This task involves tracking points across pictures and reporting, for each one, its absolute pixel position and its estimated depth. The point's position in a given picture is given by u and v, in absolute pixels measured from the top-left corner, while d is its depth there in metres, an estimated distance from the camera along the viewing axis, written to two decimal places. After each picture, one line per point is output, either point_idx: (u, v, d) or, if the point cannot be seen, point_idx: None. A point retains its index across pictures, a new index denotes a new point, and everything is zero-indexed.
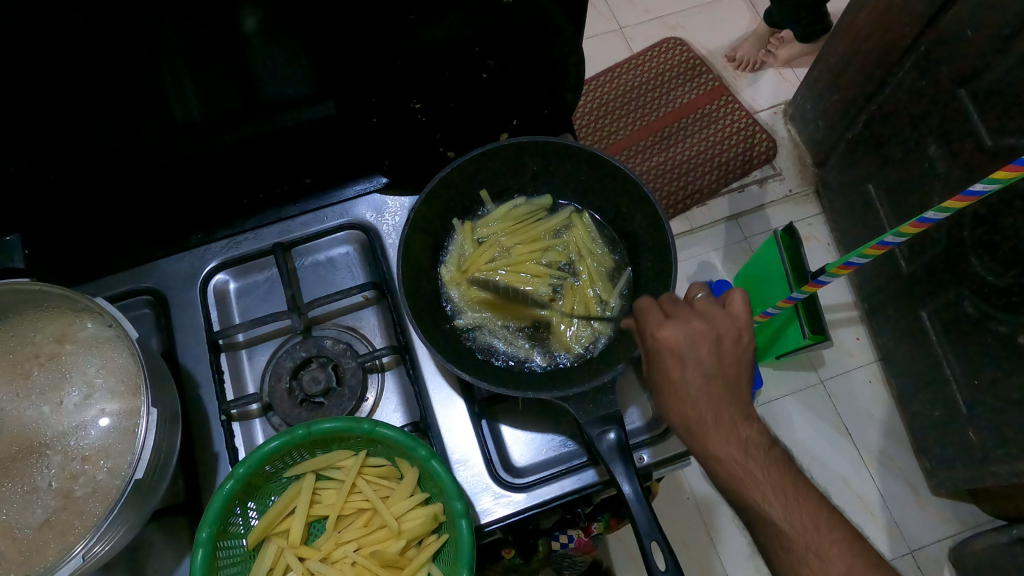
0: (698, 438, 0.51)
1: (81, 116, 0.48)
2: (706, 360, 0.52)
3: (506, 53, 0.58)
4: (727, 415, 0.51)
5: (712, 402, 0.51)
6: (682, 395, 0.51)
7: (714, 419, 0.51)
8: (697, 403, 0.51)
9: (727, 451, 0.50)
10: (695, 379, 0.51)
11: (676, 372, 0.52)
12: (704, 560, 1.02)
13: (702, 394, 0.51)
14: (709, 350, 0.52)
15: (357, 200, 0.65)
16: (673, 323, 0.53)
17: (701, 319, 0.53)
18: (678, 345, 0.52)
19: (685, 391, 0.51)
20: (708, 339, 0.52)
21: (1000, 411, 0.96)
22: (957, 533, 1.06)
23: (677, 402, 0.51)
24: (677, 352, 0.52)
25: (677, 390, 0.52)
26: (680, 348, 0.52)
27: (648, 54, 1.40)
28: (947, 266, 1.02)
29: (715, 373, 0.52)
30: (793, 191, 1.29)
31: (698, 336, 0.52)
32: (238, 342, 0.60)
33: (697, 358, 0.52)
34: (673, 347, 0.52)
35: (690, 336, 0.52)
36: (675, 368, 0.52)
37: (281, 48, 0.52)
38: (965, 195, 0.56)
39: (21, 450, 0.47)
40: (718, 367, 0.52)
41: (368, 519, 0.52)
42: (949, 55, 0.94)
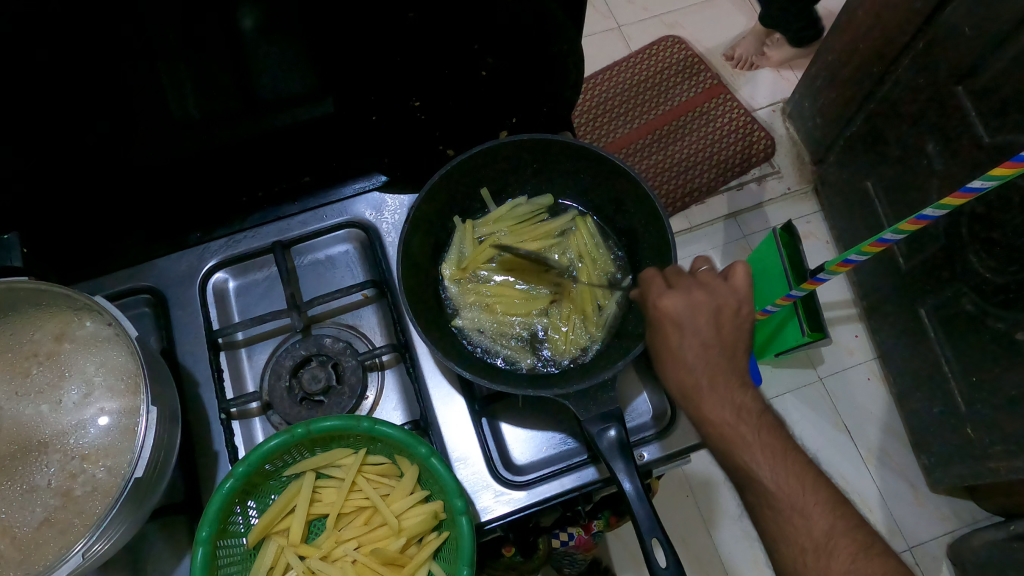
0: (693, 403, 0.52)
1: (79, 114, 0.48)
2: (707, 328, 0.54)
3: (505, 50, 0.58)
4: (722, 380, 0.53)
5: (708, 368, 0.53)
6: (682, 359, 0.53)
7: (709, 384, 0.53)
8: (695, 367, 0.53)
9: (721, 415, 0.52)
10: (694, 345, 0.53)
11: (677, 337, 0.53)
12: (704, 555, 1.02)
13: (700, 361, 0.53)
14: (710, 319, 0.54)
15: (357, 198, 0.64)
16: (677, 293, 0.55)
17: (702, 290, 0.55)
18: (681, 312, 0.54)
19: (684, 357, 0.53)
20: (709, 308, 0.55)
21: (998, 408, 0.96)
22: (956, 529, 1.06)
23: (675, 366, 0.53)
24: (679, 318, 0.54)
25: (676, 353, 0.53)
26: (683, 315, 0.54)
27: (647, 52, 1.40)
28: (946, 263, 1.02)
29: (713, 341, 0.54)
30: (792, 188, 1.30)
31: (700, 307, 0.55)
32: (237, 340, 0.60)
33: (697, 327, 0.54)
34: (675, 314, 0.54)
35: (693, 305, 0.54)
36: (675, 334, 0.54)
37: (280, 46, 0.52)
38: (964, 192, 0.57)
39: (20, 449, 0.47)
40: (717, 337, 0.54)
41: (369, 517, 0.52)
42: (947, 53, 0.94)
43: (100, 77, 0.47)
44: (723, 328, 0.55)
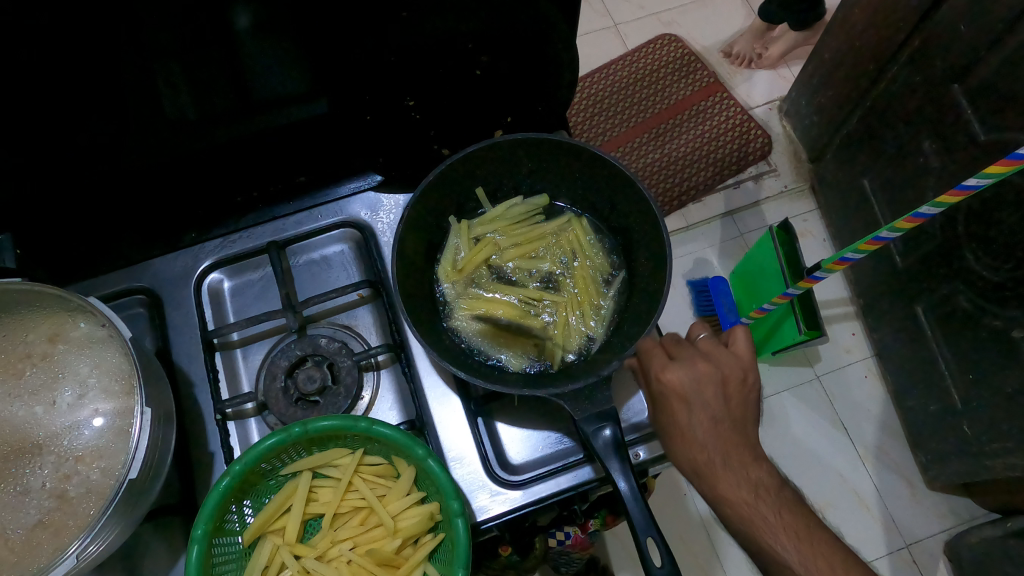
0: (709, 480, 0.53)
1: (71, 115, 0.48)
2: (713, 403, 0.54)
3: (499, 49, 0.58)
4: (735, 455, 0.53)
5: (721, 445, 0.53)
6: (692, 440, 0.52)
7: (722, 461, 0.53)
8: (707, 445, 0.52)
9: (738, 493, 0.52)
10: (704, 426, 0.53)
11: (686, 420, 0.53)
12: (702, 555, 1.03)
13: (714, 438, 0.53)
14: (713, 396, 0.54)
15: (351, 198, 0.65)
16: (677, 370, 0.54)
17: (706, 361, 0.55)
18: (684, 391, 0.53)
19: (696, 437, 0.52)
20: (710, 385, 0.54)
21: (994, 406, 0.97)
22: (953, 526, 1.06)
23: (688, 448, 0.52)
24: (686, 397, 0.53)
25: (686, 436, 0.52)
26: (686, 394, 0.53)
27: (643, 50, 1.39)
28: (941, 261, 1.02)
29: (723, 415, 0.54)
30: (788, 186, 1.29)
31: (704, 382, 0.54)
32: (232, 340, 0.60)
33: (705, 403, 0.54)
34: (680, 394, 0.53)
35: (695, 381, 0.54)
36: (683, 414, 0.53)
37: (273, 46, 0.52)
38: (958, 190, 0.60)
39: (13, 450, 0.47)
40: (726, 409, 0.54)
41: (364, 517, 0.52)
42: (943, 50, 0.94)
43: (92, 77, 0.46)
44: (727, 399, 0.55)
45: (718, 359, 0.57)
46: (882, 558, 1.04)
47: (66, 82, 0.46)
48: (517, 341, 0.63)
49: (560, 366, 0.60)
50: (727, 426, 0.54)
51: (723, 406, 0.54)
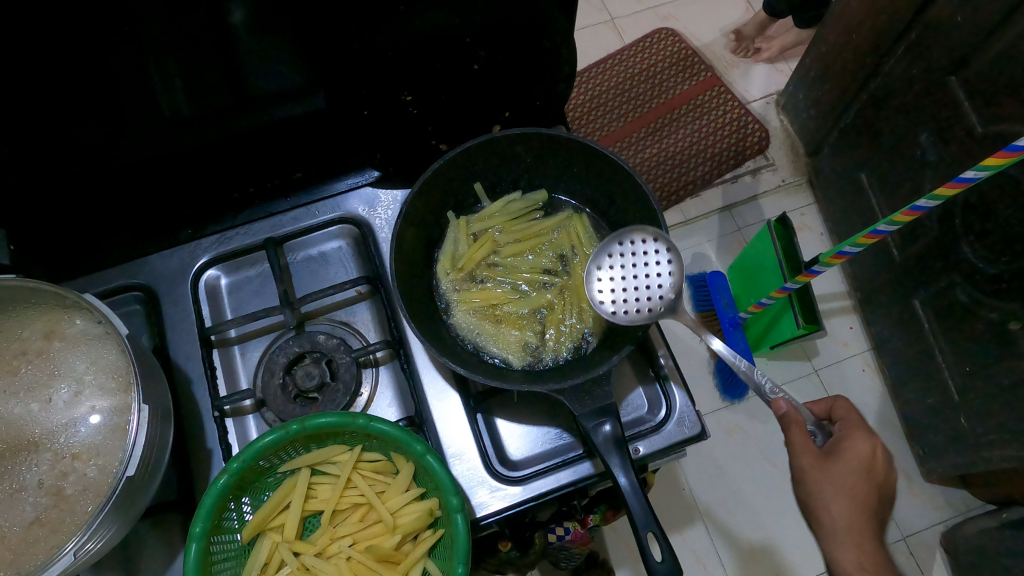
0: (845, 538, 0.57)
1: (63, 109, 0.47)
2: (869, 477, 0.58)
3: (496, 43, 0.57)
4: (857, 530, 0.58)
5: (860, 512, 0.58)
6: (841, 494, 0.57)
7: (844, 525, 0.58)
8: (852, 504, 0.57)
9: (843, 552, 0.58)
10: (855, 489, 0.57)
11: (840, 475, 0.57)
12: (701, 552, 1.03)
13: (859, 501, 0.57)
14: (878, 467, 0.58)
15: (349, 194, 0.64)
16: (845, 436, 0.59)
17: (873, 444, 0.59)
18: (846, 455, 0.58)
19: (837, 495, 0.57)
20: (875, 460, 0.59)
21: (991, 399, 0.97)
22: (949, 518, 1.07)
23: (835, 499, 0.57)
24: (845, 465, 0.58)
25: (836, 490, 0.57)
26: (846, 458, 0.58)
27: (641, 45, 1.39)
28: (938, 255, 1.02)
29: (873, 489, 0.58)
30: (786, 181, 1.29)
31: (868, 457, 0.58)
32: (230, 337, 0.59)
33: (863, 474, 0.58)
34: (842, 457, 0.58)
35: (861, 452, 0.58)
36: (836, 474, 0.57)
37: (267, 40, 0.51)
38: (956, 182, 0.61)
39: (9, 448, 0.46)
40: (874, 483, 0.59)
41: (363, 514, 0.52)
42: (939, 44, 0.94)
43: (83, 71, 0.46)
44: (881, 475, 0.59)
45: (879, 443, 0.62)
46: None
47: (58, 76, 0.45)
48: (517, 337, 0.62)
49: (560, 364, 0.60)
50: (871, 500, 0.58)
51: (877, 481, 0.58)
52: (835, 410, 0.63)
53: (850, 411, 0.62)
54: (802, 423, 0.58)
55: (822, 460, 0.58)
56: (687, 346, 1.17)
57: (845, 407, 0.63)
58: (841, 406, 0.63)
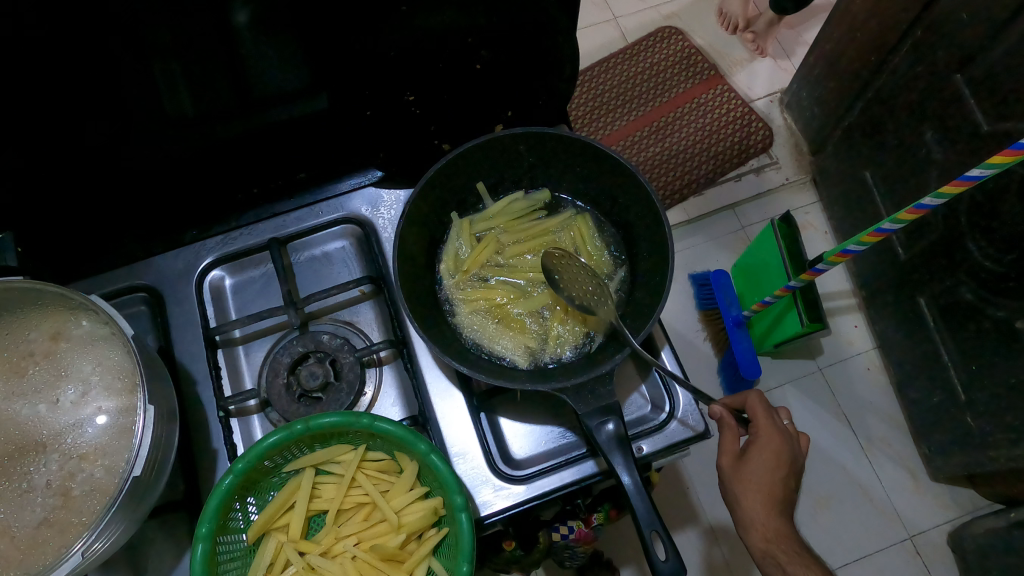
0: (754, 528, 0.61)
1: (70, 114, 0.48)
2: (778, 473, 0.61)
3: (499, 43, 0.57)
4: (776, 512, 0.61)
5: (772, 506, 0.61)
6: (751, 491, 0.61)
7: (762, 517, 0.61)
8: (761, 500, 0.61)
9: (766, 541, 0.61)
10: (764, 487, 0.61)
11: (750, 476, 0.61)
12: (702, 554, 1.02)
13: (768, 497, 0.61)
14: (784, 463, 0.61)
15: (352, 194, 0.64)
16: (757, 438, 0.62)
17: (783, 439, 0.62)
18: (755, 456, 0.61)
19: (750, 492, 0.61)
20: (783, 458, 0.61)
21: (999, 398, 0.96)
22: (956, 517, 1.07)
23: (745, 496, 0.61)
24: (758, 465, 0.61)
25: (747, 488, 0.61)
26: (755, 459, 0.61)
27: (644, 44, 1.39)
28: (944, 253, 1.01)
29: (781, 484, 0.61)
30: (790, 179, 1.29)
31: (775, 455, 0.61)
32: (235, 337, 0.60)
33: (771, 472, 0.61)
34: (752, 459, 0.61)
35: (769, 452, 0.61)
36: (749, 474, 0.61)
37: (269, 42, 0.51)
38: (961, 180, 0.61)
39: (18, 448, 0.47)
40: (784, 476, 0.61)
41: (368, 513, 0.52)
42: (945, 41, 0.93)
43: (89, 74, 0.46)
44: (789, 468, 0.62)
45: (791, 436, 0.64)
46: (886, 550, 1.04)
47: (65, 80, 0.45)
48: (519, 335, 0.62)
49: (564, 364, 0.60)
50: (779, 494, 0.61)
51: (784, 475, 0.61)
52: (748, 407, 0.64)
53: (761, 407, 0.63)
54: (735, 427, 0.61)
55: (739, 461, 0.61)
56: (690, 345, 1.17)
57: (757, 403, 0.63)
58: (753, 402, 0.63)
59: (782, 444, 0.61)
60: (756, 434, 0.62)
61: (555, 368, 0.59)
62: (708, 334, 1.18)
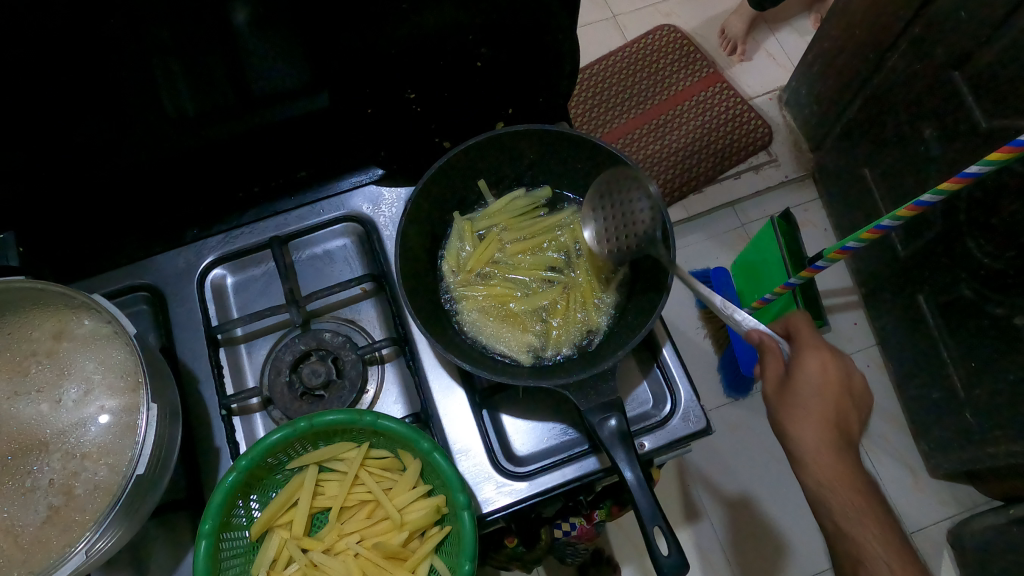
0: (819, 462, 0.60)
1: (76, 114, 0.48)
2: (826, 396, 0.60)
3: (500, 41, 0.57)
4: (833, 446, 0.59)
5: (830, 432, 0.60)
6: (802, 414, 0.60)
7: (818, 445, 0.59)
8: (812, 424, 0.59)
9: None
10: (815, 410, 0.60)
11: (798, 398, 0.60)
12: (745, 543, 1.04)
13: (822, 421, 0.60)
14: (839, 388, 0.60)
15: (353, 192, 0.65)
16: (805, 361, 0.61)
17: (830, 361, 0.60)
18: (802, 377, 0.60)
19: (801, 417, 0.60)
20: (834, 382, 0.60)
21: (998, 394, 0.96)
22: (955, 514, 1.07)
23: (796, 421, 0.60)
24: (806, 386, 0.60)
25: (798, 413, 0.60)
26: (801, 380, 0.60)
27: (642, 41, 1.39)
28: (943, 249, 1.01)
29: (836, 404, 0.60)
30: (789, 176, 1.30)
31: (827, 375, 0.60)
32: (237, 336, 0.60)
33: (820, 396, 0.60)
34: (797, 381, 0.60)
35: (814, 369, 0.60)
36: (798, 394, 0.60)
37: (268, 41, 0.51)
38: (959, 177, 0.61)
39: (21, 447, 0.47)
40: (839, 399, 0.60)
41: (371, 511, 0.52)
42: (944, 38, 0.93)
43: (89, 71, 0.46)
44: (846, 396, 0.61)
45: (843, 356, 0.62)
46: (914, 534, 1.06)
47: (66, 78, 0.45)
48: (522, 333, 0.62)
49: (566, 362, 0.59)
50: (833, 417, 0.60)
51: (835, 400, 0.60)
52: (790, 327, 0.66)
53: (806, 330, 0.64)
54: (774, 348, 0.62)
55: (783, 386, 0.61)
56: (691, 343, 1.17)
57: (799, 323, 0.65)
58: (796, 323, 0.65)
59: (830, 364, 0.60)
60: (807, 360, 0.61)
61: (558, 366, 0.59)
62: (709, 332, 1.17)
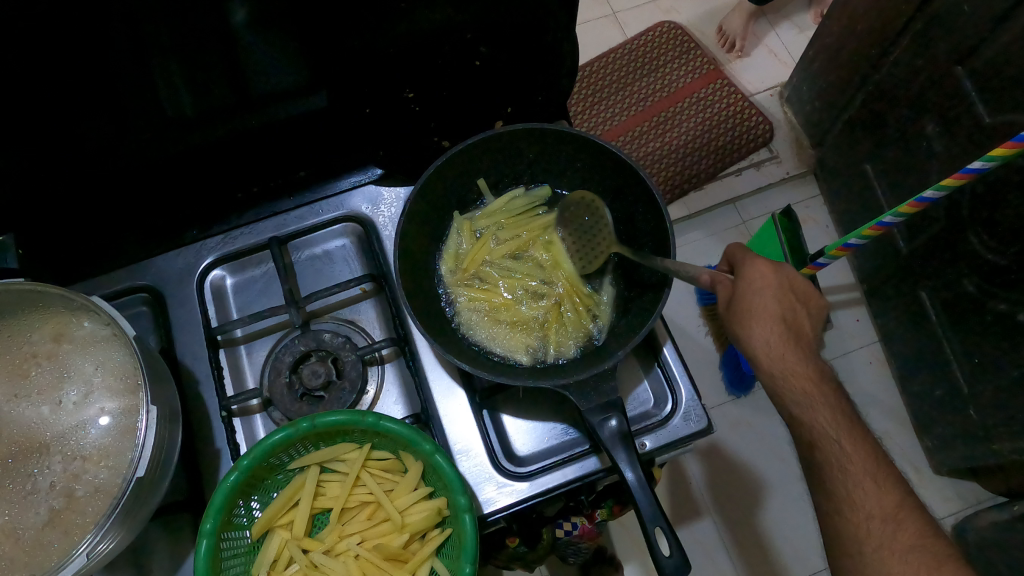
0: (780, 363, 0.57)
1: (74, 116, 0.48)
2: (776, 300, 0.58)
3: (499, 40, 0.56)
4: (792, 355, 0.58)
5: (786, 337, 0.58)
6: (756, 325, 0.58)
7: (780, 352, 0.57)
8: (768, 330, 0.57)
9: None
10: (770, 316, 0.58)
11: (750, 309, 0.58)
12: (752, 548, 1.03)
13: (778, 325, 0.58)
14: (783, 290, 0.58)
15: (352, 192, 0.65)
16: (745, 274, 0.59)
17: (769, 269, 0.59)
18: (745, 288, 0.58)
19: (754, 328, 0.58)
20: (779, 289, 0.58)
21: (1002, 390, 0.95)
22: (959, 510, 1.07)
23: (751, 332, 0.58)
24: (751, 296, 0.58)
25: (753, 324, 0.58)
26: (748, 292, 0.58)
27: (642, 38, 1.38)
28: (946, 244, 1.00)
29: (790, 310, 0.58)
30: (790, 173, 1.29)
31: (772, 283, 0.58)
32: (236, 337, 0.60)
33: (769, 304, 0.58)
34: (742, 294, 0.59)
35: (757, 278, 0.58)
36: (750, 306, 0.58)
37: (266, 41, 0.51)
38: (962, 173, 0.60)
39: (21, 450, 0.47)
40: (791, 305, 0.58)
41: (372, 512, 0.52)
42: (946, 32, 0.92)
43: (87, 73, 0.46)
44: (795, 296, 0.59)
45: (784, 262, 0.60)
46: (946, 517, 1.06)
47: (64, 80, 0.45)
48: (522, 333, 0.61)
49: (567, 362, 0.59)
50: (785, 321, 0.58)
51: (785, 305, 0.58)
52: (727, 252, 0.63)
53: (740, 250, 0.61)
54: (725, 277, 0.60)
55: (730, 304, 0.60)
56: (692, 341, 1.16)
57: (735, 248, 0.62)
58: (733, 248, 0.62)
59: (768, 272, 0.58)
60: (746, 272, 0.59)
61: (559, 367, 0.58)
62: (711, 330, 1.17)
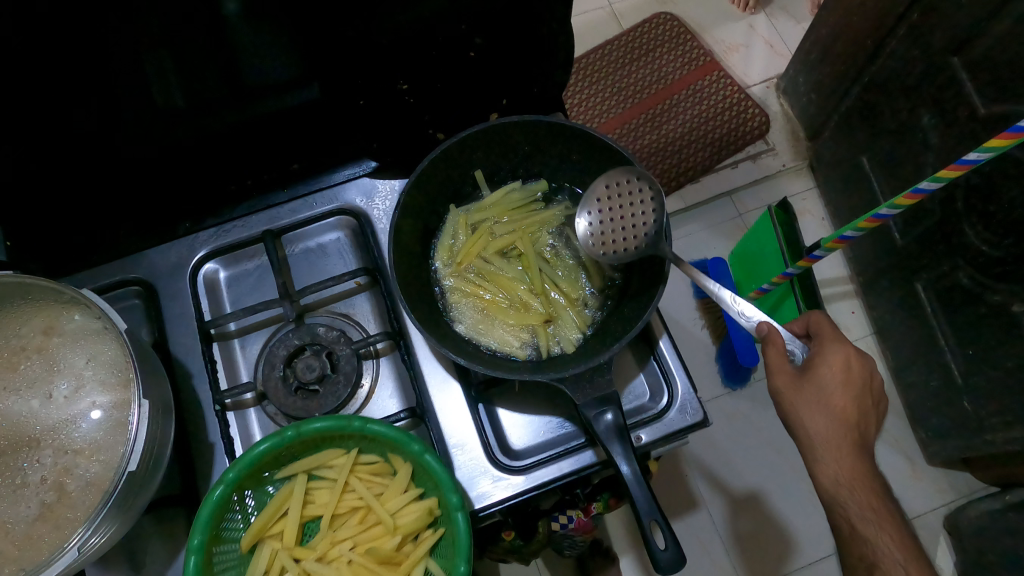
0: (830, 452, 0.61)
1: (62, 107, 0.48)
2: (845, 389, 0.62)
3: (493, 30, 0.56)
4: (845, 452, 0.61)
5: (844, 427, 0.61)
6: (818, 407, 0.61)
7: (836, 444, 0.61)
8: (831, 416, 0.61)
9: None
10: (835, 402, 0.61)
11: (817, 391, 0.61)
12: (751, 535, 1.04)
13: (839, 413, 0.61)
14: (852, 379, 0.62)
15: (347, 184, 0.63)
16: (823, 351, 0.63)
17: (853, 353, 0.62)
18: (820, 370, 0.62)
19: (814, 409, 0.61)
20: (852, 376, 0.62)
21: (995, 381, 0.96)
22: (953, 501, 1.07)
23: (810, 413, 0.61)
24: (817, 378, 0.62)
25: (815, 407, 0.61)
26: (821, 372, 0.62)
27: (638, 30, 1.37)
28: (942, 237, 1.00)
29: (850, 403, 0.62)
30: (787, 165, 1.29)
31: (844, 369, 0.62)
32: (230, 330, 0.59)
33: (838, 389, 0.62)
34: (812, 376, 0.62)
35: (834, 362, 0.62)
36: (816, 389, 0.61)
37: (256, 30, 0.50)
38: (958, 164, 0.59)
39: (11, 444, 0.46)
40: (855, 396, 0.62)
41: (363, 517, 0.52)
42: (942, 23, 0.91)
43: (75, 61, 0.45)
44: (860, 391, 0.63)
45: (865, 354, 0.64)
46: (934, 511, 1.07)
47: (51, 69, 0.45)
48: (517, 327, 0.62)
49: (562, 357, 0.59)
50: (852, 415, 0.62)
51: (857, 398, 0.62)
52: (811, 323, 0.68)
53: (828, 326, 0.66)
54: (780, 344, 0.61)
55: (798, 378, 0.62)
56: (689, 334, 1.16)
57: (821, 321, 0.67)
58: (818, 321, 0.67)
59: (847, 355, 0.62)
60: (823, 351, 0.63)
61: (553, 360, 0.59)
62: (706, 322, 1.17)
